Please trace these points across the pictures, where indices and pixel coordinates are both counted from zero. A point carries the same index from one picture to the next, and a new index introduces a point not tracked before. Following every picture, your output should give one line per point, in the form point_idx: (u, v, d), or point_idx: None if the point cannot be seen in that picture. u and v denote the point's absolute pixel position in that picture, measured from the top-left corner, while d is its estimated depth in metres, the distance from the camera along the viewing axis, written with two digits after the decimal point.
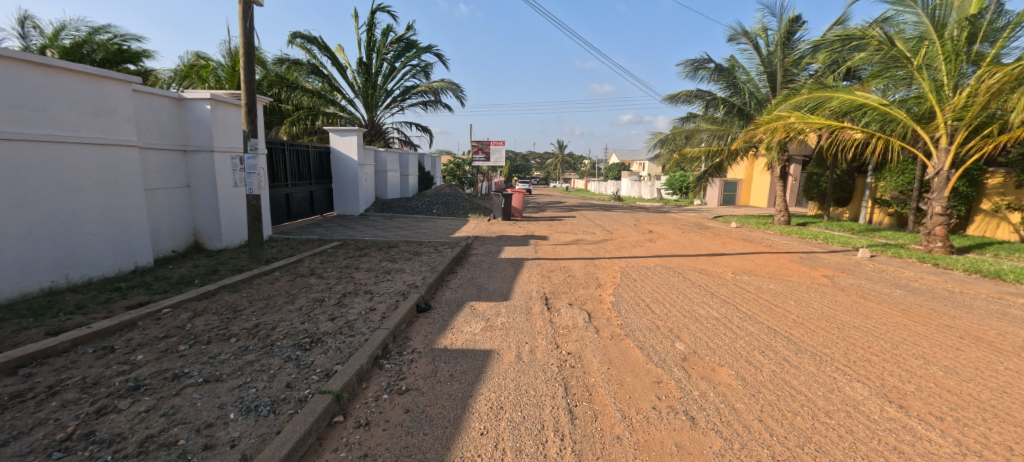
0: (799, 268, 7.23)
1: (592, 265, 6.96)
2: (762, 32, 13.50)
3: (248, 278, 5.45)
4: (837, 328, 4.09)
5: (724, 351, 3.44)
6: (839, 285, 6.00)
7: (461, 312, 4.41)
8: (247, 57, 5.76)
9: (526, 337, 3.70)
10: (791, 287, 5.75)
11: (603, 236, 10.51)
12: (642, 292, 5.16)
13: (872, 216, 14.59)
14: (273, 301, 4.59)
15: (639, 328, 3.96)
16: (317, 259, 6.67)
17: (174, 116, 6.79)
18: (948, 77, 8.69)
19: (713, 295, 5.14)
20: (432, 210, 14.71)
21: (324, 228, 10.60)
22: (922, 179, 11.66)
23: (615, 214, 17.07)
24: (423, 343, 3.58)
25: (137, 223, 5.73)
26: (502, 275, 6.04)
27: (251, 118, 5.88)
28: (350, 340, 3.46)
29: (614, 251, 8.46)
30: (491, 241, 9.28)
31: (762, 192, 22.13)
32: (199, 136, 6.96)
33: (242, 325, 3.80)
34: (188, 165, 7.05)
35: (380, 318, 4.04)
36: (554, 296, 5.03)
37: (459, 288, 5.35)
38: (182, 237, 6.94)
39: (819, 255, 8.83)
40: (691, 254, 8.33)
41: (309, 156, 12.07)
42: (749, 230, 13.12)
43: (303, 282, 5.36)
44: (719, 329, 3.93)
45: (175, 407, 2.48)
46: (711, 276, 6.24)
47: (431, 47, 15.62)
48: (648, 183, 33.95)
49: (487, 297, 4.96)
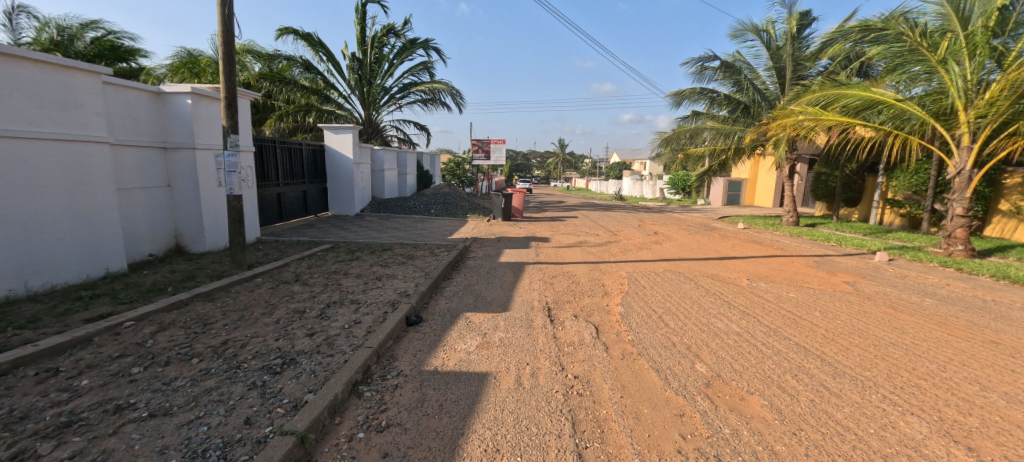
0: (817, 273, 6.79)
1: (597, 269, 6.54)
2: (770, 28, 13.08)
3: (227, 285, 5.04)
4: (875, 346, 3.66)
5: (754, 376, 3.02)
6: (865, 293, 5.56)
7: (455, 325, 4.00)
8: (226, 47, 5.34)
9: (528, 357, 3.29)
10: (814, 295, 5.31)
11: (607, 238, 10.08)
12: (653, 302, 4.73)
13: (882, 216, 14.17)
14: (249, 312, 4.19)
15: (653, 345, 3.55)
16: (304, 264, 6.26)
17: (153, 111, 6.41)
18: (974, 72, 8.25)
19: (730, 304, 4.72)
20: (430, 210, 14.28)
21: (317, 229, 10.19)
22: (938, 179, 11.21)
23: (618, 215, 16.62)
24: (410, 364, 3.17)
25: (108, 226, 5.33)
26: (501, 282, 5.62)
27: (231, 113, 5.46)
28: (329, 361, 3.06)
29: (620, 254, 8.02)
30: (490, 243, 8.87)
31: (768, 192, 21.70)
32: (179, 133, 6.57)
33: (208, 343, 3.38)
34: (169, 163, 6.66)
35: (364, 334, 3.62)
36: (557, 306, 4.60)
37: (454, 297, 4.93)
38: (162, 239, 6.55)
39: (835, 259, 8.40)
40: (700, 257, 7.91)
41: (301, 154, 11.65)
42: (757, 231, 12.68)
43: (286, 290, 4.96)
44: (743, 347, 3.51)
45: (107, 452, 2.07)
46: (726, 282, 5.81)
47: (429, 43, 15.22)
48: (649, 182, 33.53)
49: (485, 307, 4.55)
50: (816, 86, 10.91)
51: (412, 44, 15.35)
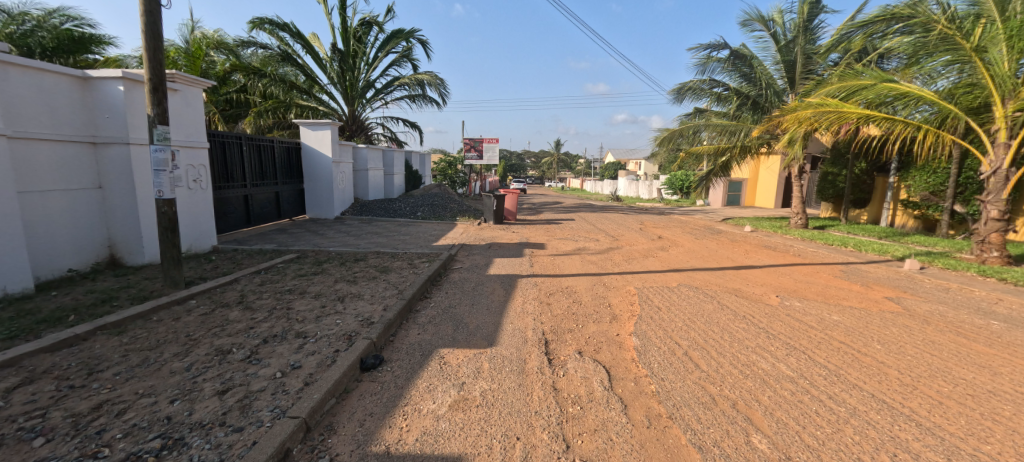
0: (851, 287, 5.94)
1: (600, 284, 5.66)
2: (779, 18, 12.37)
3: (149, 311, 4.08)
4: (973, 399, 2.80)
5: (838, 458, 2.13)
6: (918, 314, 4.69)
7: (424, 370, 3.07)
8: (149, 18, 4.36)
9: (519, 427, 2.37)
10: (861, 319, 4.41)
11: (608, 245, 9.16)
12: (675, 331, 3.84)
13: (893, 218, 13.52)
14: (159, 352, 3.23)
15: (686, 402, 2.65)
16: (256, 280, 5.31)
17: (76, 100, 5.46)
18: (1012, 60, 7.51)
19: (769, 333, 3.85)
20: (416, 213, 13.32)
21: (289, 234, 9.24)
22: (960, 178, 10.51)
23: (617, 217, 15.77)
24: (353, 441, 2.23)
25: (7, 237, 4.35)
26: (488, 303, 4.69)
27: (157, 99, 4.46)
28: (232, 443, 2.11)
29: (625, 264, 7.09)
30: (479, 251, 7.95)
31: (769, 192, 21.02)
32: (110, 126, 5.63)
33: (74, 408, 2.44)
34: (99, 161, 5.72)
35: (299, 389, 2.68)
36: (557, 338, 3.69)
37: (429, 326, 3.98)
38: (87, 251, 5.60)
39: (860, 267, 7.60)
40: (714, 267, 7.00)
41: (273, 152, 10.62)
42: (766, 235, 11.91)
43: (219, 317, 4.00)
44: (807, 404, 2.64)
45: None
46: (754, 301, 4.93)
47: (415, 32, 14.31)
48: (645, 183, 32.79)
49: (465, 341, 3.61)
50: (833, 79, 10.09)
51: (398, 34, 14.42)
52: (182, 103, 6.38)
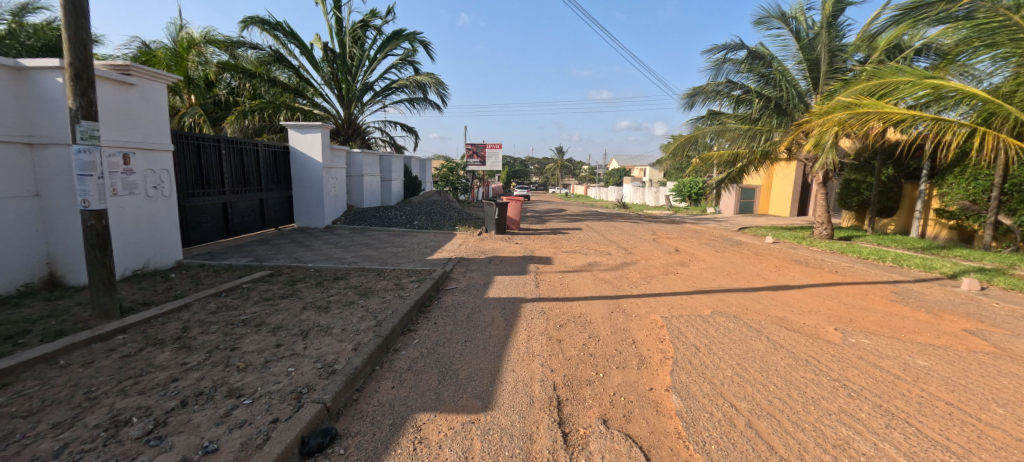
0: (916, 315, 4.99)
1: (619, 311, 4.78)
2: (801, 15, 11.49)
3: (56, 353, 3.22)
4: None
5: None
6: (1017, 355, 3.78)
7: (391, 454, 2.18)
8: None
9: None
10: (954, 364, 3.50)
11: (621, 259, 8.28)
12: (726, 385, 2.96)
13: (924, 228, 12.60)
14: (30, 424, 2.35)
15: None
16: (210, 306, 4.47)
17: (10, 93, 4.70)
18: None
19: (849, 388, 2.96)
20: (412, 222, 12.50)
21: (271, 246, 8.44)
22: (1004, 184, 9.59)
23: (626, 226, 14.90)
24: None
25: None
26: (485, 340, 3.81)
27: (81, 88, 3.66)
28: None
29: (643, 284, 6.19)
30: (478, 267, 7.10)
31: (784, 199, 20.07)
32: (51, 124, 4.87)
33: None
34: (37, 164, 4.95)
35: None
36: (572, 396, 2.82)
37: (408, 376, 3.11)
38: (20, 268, 4.82)
39: (911, 288, 6.66)
40: (747, 288, 6.14)
41: (257, 157, 9.81)
42: (791, 247, 10.98)
43: (142, 362, 3.16)
44: None
45: None
46: (809, 337, 4.01)
47: (413, 33, 13.62)
48: (652, 189, 31.94)
49: (453, 401, 2.73)
50: (863, 77, 9.17)
51: (396, 34, 13.73)
52: (140, 99, 5.60)
